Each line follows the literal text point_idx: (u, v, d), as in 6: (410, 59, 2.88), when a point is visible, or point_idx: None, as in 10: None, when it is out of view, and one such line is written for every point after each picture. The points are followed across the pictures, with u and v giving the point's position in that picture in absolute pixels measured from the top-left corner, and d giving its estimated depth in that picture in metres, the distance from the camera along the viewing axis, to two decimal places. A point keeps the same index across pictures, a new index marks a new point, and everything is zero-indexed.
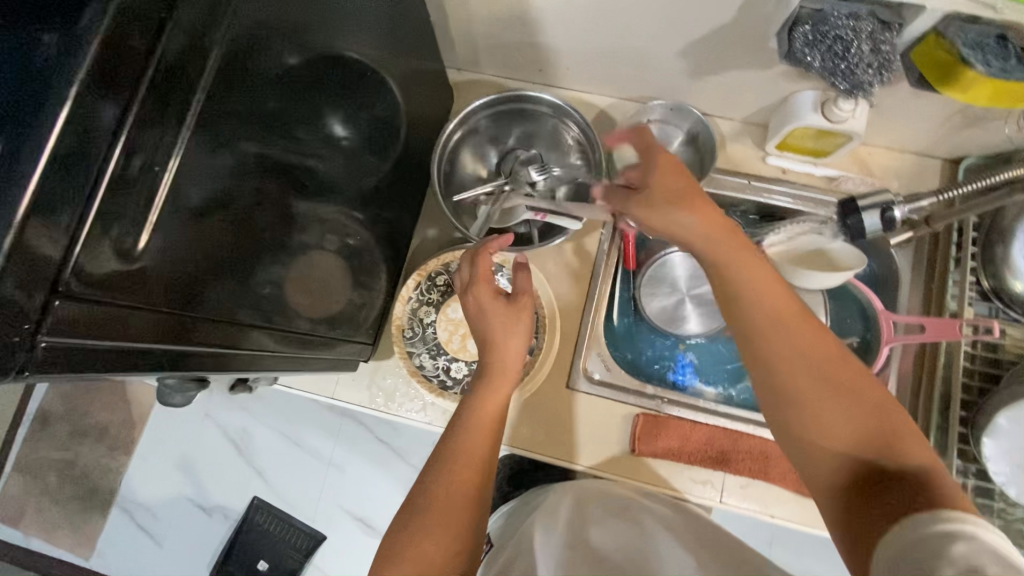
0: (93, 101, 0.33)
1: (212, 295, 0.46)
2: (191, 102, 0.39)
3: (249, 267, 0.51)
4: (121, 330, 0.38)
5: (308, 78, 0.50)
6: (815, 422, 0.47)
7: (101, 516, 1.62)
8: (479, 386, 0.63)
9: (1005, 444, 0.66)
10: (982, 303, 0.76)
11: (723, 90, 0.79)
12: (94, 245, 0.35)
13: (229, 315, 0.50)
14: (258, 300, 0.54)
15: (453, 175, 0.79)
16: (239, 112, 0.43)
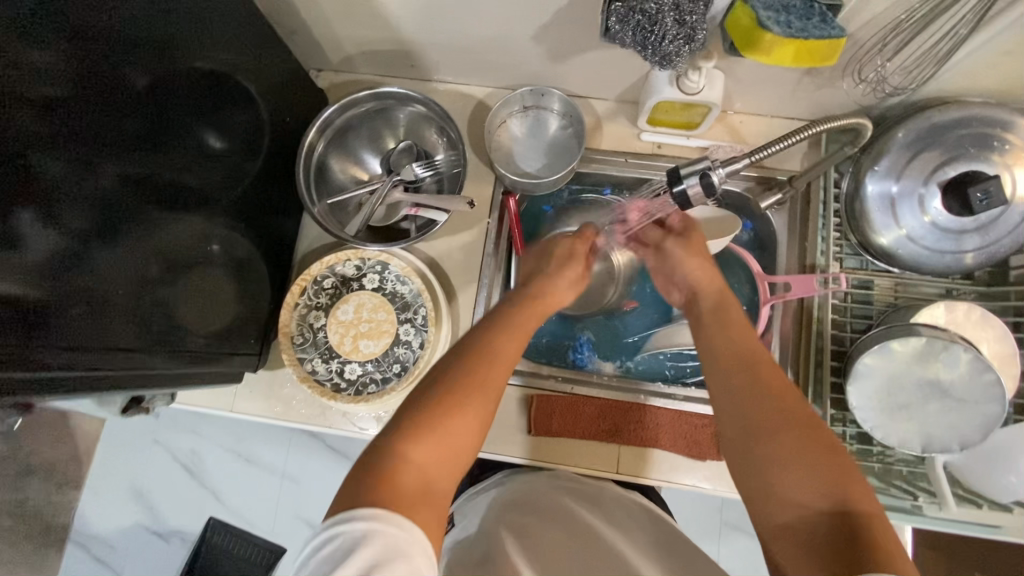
0: None
1: (91, 302, 0.53)
2: (49, 128, 0.47)
3: (130, 277, 0.58)
4: None
5: (162, 96, 0.58)
6: (775, 445, 0.50)
7: (56, 553, 1.60)
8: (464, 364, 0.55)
9: (867, 389, 0.67)
10: (853, 257, 0.79)
11: (587, 71, 0.80)
12: None
13: (108, 326, 0.55)
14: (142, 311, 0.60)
15: (326, 179, 0.79)
16: (97, 135, 0.51)
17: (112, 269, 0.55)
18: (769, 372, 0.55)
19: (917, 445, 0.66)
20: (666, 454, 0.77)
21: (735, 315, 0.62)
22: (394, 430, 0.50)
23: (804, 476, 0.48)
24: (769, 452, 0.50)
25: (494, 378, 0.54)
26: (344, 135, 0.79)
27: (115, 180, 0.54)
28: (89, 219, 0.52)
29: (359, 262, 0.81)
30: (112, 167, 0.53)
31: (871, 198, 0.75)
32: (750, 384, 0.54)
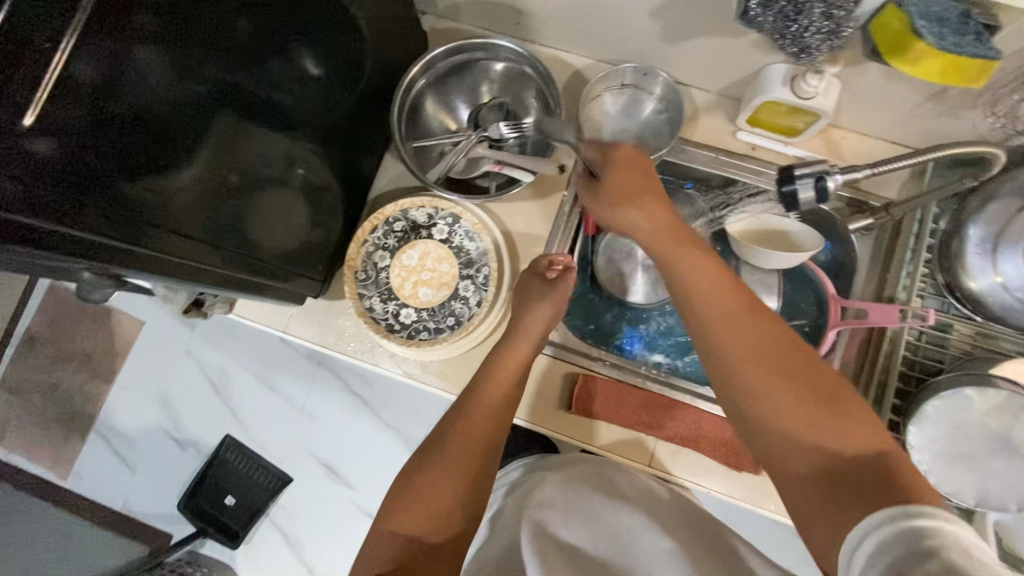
0: (105, 24, 0.41)
1: (180, 205, 0.54)
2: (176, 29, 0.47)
3: (211, 190, 0.57)
4: (59, 205, 0.42)
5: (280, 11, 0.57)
6: (766, 407, 0.48)
7: (80, 440, 1.67)
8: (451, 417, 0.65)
9: (931, 432, 0.65)
10: (936, 297, 0.74)
11: (696, 58, 0.77)
12: (86, 143, 0.43)
13: (194, 232, 0.57)
14: (220, 224, 0.60)
15: (417, 124, 0.79)
16: (211, 39, 0.50)
17: (203, 179, 0.56)
18: (759, 327, 0.50)
19: (970, 498, 0.64)
20: (701, 457, 0.77)
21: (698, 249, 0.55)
22: (393, 504, 0.58)
23: (810, 429, 0.45)
24: (772, 412, 0.47)
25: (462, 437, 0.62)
26: (442, 81, 0.78)
27: (219, 89, 0.53)
28: (190, 123, 0.51)
29: (431, 211, 0.81)
30: (217, 74, 0.52)
31: (971, 240, 0.72)
32: (743, 336, 0.50)
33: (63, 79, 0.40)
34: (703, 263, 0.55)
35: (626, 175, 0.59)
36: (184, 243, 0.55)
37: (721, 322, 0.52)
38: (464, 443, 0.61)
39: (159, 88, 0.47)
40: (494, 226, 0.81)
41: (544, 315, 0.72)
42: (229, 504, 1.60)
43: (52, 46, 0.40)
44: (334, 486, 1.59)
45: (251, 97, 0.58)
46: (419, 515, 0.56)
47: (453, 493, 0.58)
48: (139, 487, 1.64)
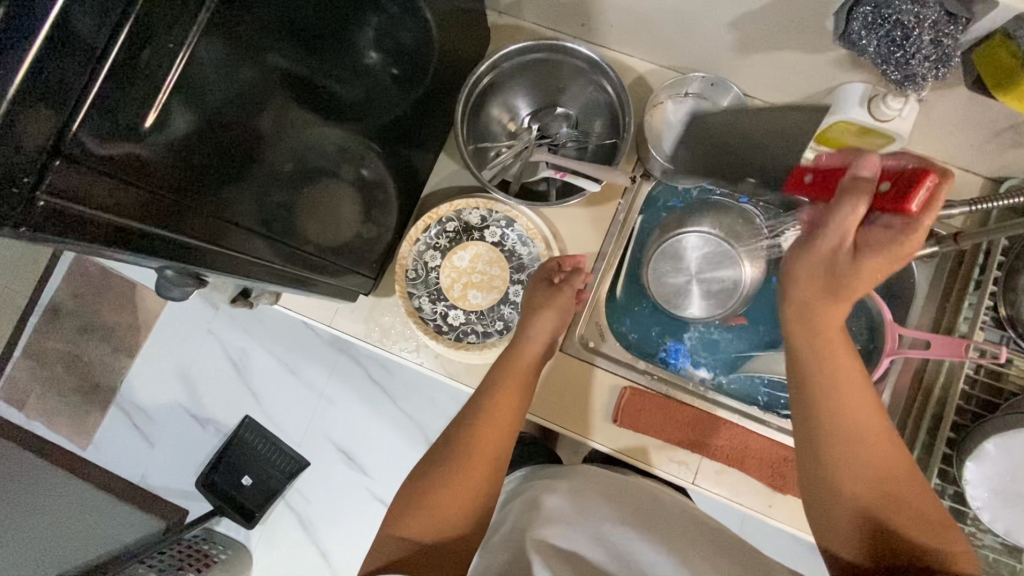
0: (212, 36, 0.41)
1: (252, 203, 0.54)
2: (264, 25, 0.45)
3: (275, 185, 0.57)
4: (156, 211, 0.43)
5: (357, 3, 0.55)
6: (843, 457, 0.50)
7: (100, 411, 1.68)
8: (468, 425, 0.66)
9: (989, 470, 0.64)
10: (994, 329, 0.73)
11: (768, 71, 0.75)
12: (185, 148, 0.43)
13: (262, 228, 0.57)
14: (280, 218, 0.60)
15: (478, 123, 0.77)
16: (291, 35, 0.49)
17: (272, 175, 0.56)
18: (859, 391, 0.51)
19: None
20: (744, 477, 0.76)
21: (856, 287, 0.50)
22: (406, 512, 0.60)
23: (876, 498, 0.49)
24: (844, 470, 0.50)
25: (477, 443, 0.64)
26: (507, 80, 0.76)
27: (294, 81, 0.52)
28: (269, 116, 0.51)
29: (484, 212, 0.80)
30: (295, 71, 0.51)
31: None
32: (836, 386, 0.51)
33: (179, 86, 0.40)
34: (843, 366, 0.52)
35: (892, 250, 0.47)
36: (254, 241, 0.56)
37: (841, 414, 0.51)
38: (476, 450, 0.63)
39: (245, 87, 0.46)
40: (547, 231, 0.80)
41: (549, 325, 0.73)
42: (246, 483, 1.61)
43: (175, 49, 0.39)
44: (350, 472, 1.59)
45: (321, 90, 0.57)
46: (434, 513, 0.59)
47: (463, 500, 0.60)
48: (157, 461, 1.65)
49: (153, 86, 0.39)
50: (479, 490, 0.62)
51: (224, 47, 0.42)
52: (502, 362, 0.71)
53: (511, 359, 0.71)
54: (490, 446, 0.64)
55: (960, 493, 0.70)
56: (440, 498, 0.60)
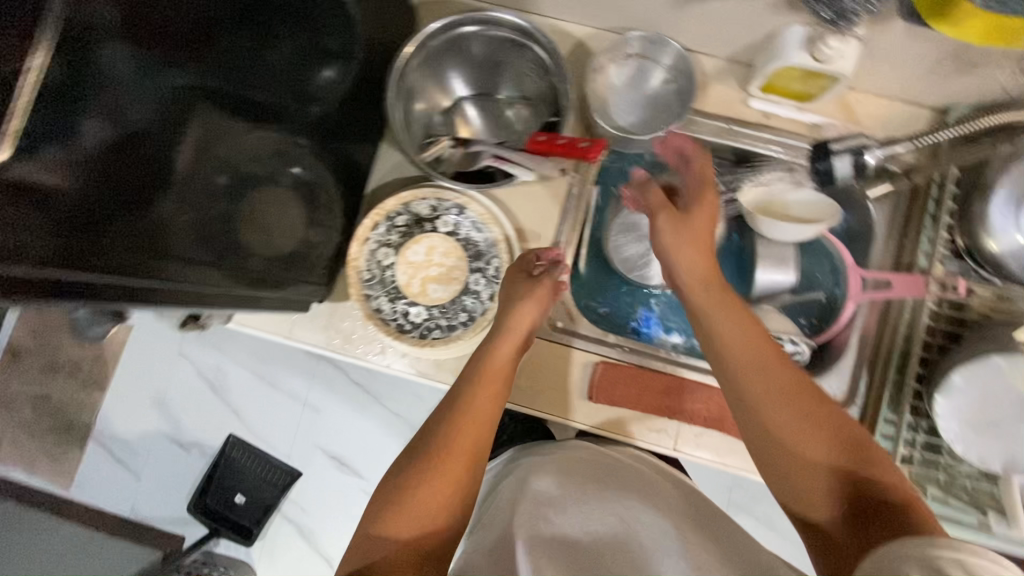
0: (64, 45, 0.37)
1: (171, 226, 0.51)
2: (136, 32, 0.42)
3: (195, 204, 0.54)
4: (44, 245, 0.39)
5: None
6: (774, 425, 0.53)
7: (79, 449, 1.63)
8: (446, 424, 0.60)
9: (958, 401, 0.65)
10: (954, 260, 0.74)
11: (707, 21, 0.73)
12: (62, 170, 0.40)
13: (187, 251, 0.54)
14: (210, 237, 0.57)
15: (412, 110, 0.73)
16: (177, 39, 0.46)
17: (187, 194, 0.52)
18: (777, 363, 0.55)
19: (997, 463, 0.65)
20: (724, 436, 0.76)
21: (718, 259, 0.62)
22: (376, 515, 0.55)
23: (823, 449, 0.51)
24: (778, 425, 0.53)
25: (455, 443, 0.58)
26: (437, 60, 0.72)
27: (202, 87, 0.50)
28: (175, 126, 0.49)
29: (434, 202, 0.77)
30: (189, 78, 0.48)
31: (999, 198, 0.69)
32: (751, 362, 0.55)
33: (37, 105, 0.37)
34: (732, 317, 0.58)
35: (705, 229, 0.65)
36: (192, 265, 0.55)
37: (762, 388, 0.54)
38: (455, 452, 0.57)
39: (126, 100, 0.43)
40: (502, 214, 0.77)
41: (532, 313, 0.69)
42: (240, 502, 1.58)
43: (24, 60, 0.36)
44: (344, 476, 1.58)
45: (229, 97, 0.54)
46: (405, 519, 0.54)
47: (440, 503, 0.55)
48: (146, 491, 1.62)
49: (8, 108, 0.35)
50: (457, 489, 0.56)
51: (84, 58, 0.39)
52: (475, 361, 0.67)
53: (483, 360, 0.66)
54: (471, 447, 0.59)
55: (933, 426, 0.72)
56: (423, 499, 0.55)
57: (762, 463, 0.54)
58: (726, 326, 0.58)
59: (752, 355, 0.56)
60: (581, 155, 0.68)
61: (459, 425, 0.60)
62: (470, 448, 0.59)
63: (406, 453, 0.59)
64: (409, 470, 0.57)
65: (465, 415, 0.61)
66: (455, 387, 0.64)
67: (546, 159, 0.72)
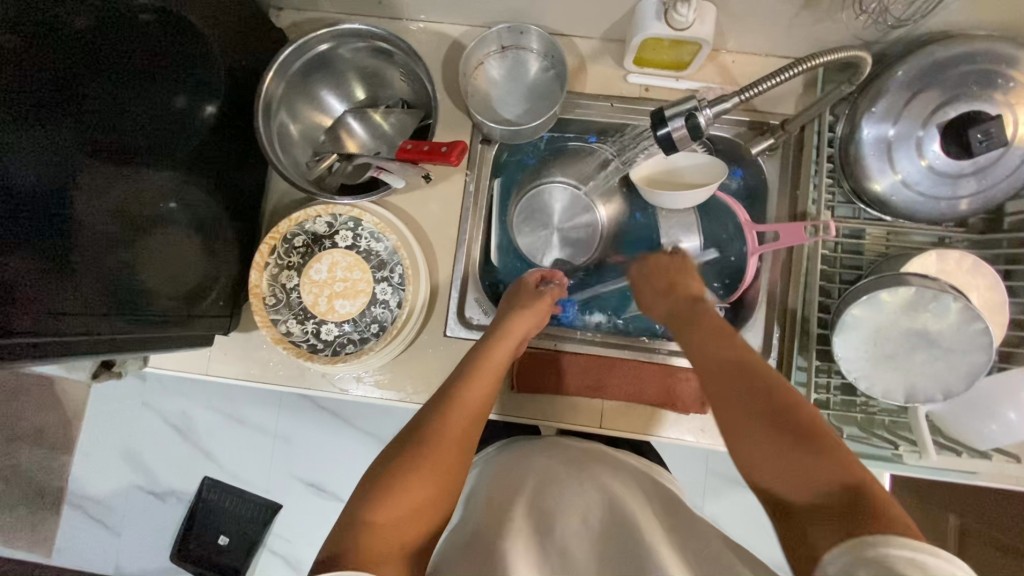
0: None
1: (55, 274, 0.53)
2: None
3: (89, 252, 0.56)
4: None
5: (108, 45, 0.55)
6: (751, 430, 0.49)
7: (54, 515, 1.61)
8: (440, 411, 0.61)
9: (851, 339, 0.66)
10: (845, 205, 0.76)
11: (568, 5, 0.73)
12: None
13: (76, 299, 0.55)
14: (109, 284, 0.58)
15: (288, 135, 0.73)
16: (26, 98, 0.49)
17: (72, 246, 0.54)
18: (755, 373, 0.52)
19: (900, 396, 0.65)
20: (648, 407, 0.77)
21: (713, 320, 0.60)
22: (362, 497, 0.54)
23: (799, 446, 0.47)
24: (760, 436, 0.49)
25: (453, 429, 0.60)
26: (305, 80, 0.73)
27: (61, 138, 0.52)
28: (36, 176, 0.50)
29: (329, 218, 0.77)
30: (54, 134, 0.51)
31: (866, 142, 0.70)
32: (737, 382, 0.52)
33: None
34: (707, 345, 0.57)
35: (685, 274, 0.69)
36: (80, 311, 0.56)
37: (744, 392, 0.51)
38: (454, 440, 0.59)
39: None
40: (399, 222, 0.78)
41: (528, 321, 0.72)
42: (224, 543, 1.58)
43: None
44: (325, 502, 1.57)
45: (105, 147, 0.56)
46: (401, 507, 0.53)
47: (430, 495, 0.55)
48: (129, 547, 1.61)
49: None
50: (446, 481, 0.57)
51: None
52: (470, 358, 0.68)
53: (478, 357, 0.68)
54: (461, 437, 0.60)
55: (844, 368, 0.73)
56: (412, 489, 0.54)
57: (747, 461, 0.50)
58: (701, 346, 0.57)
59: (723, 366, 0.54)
60: (443, 161, 0.68)
61: (453, 412, 0.61)
62: (466, 432, 0.62)
63: (406, 435, 0.59)
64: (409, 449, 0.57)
65: (466, 402, 0.63)
66: (455, 376, 0.66)
67: (418, 165, 0.72)
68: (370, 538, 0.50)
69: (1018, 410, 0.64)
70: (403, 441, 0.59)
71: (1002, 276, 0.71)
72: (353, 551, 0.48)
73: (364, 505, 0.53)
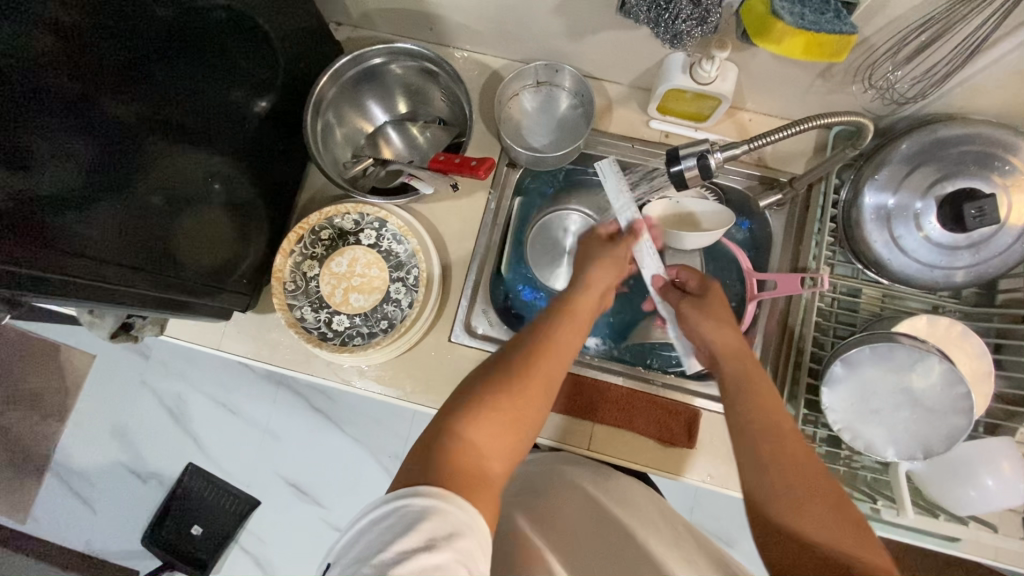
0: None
1: (100, 234, 0.57)
2: (59, 71, 0.50)
3: (132, 216, 0.60)
4: None
5: (180, 33, 0.60)
6: (780, 500, 0.51)
7: (35, 482, 1.61)
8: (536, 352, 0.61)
9: (839, 390, 0.68)
10: (844, 264, 0.79)
11: (602, 52, 0.80)
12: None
13: (119, 257, 0.59)
14: (147, 248, 0.63)
15: (332, 134, 0.79)
16: (102, 72, 0.54)
17: (117, 206, 0.58)
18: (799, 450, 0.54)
19: (882, 451, 0.67)
20: (636, 436, 0.78)
21: (762, 377, 0.61)
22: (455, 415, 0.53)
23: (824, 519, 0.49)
24: (790, 509, 0.50)
25: (548, 368, 0.60)
26: (355, 89, 0.79)
27: (129, 112, 0.57)
28: (101, 143, 0.55)
29: (357, 217, 0.82)
30: (119, 108, 0.56)
31: (867, 208, 0.75)
32: (773, 451, 0.53)
33: None
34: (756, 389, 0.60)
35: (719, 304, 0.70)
36: (121, 268, 0.60)
37: (778, 462, 0.53)
38: (549, 380, 0.59)
39: (55, 126, 0.51)
40: (419, 227, 0.82)
41: (608, 275, 0.72)
42: (197, 533, 1.56)
43: None
44: (304, 505, 1.55)
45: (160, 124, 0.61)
46: (490, 445, 0.52)
47: (516, 433, 0.54)
48: (102, 525, 1.59)
49: None
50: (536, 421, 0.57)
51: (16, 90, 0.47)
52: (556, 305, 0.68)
53: (566, 304, 0.68)
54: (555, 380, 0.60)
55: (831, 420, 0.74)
56: (501, 419, 0.54)
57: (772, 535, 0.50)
58: (743, 406, 0.58)
59: (767, 425, 0.56)
60: (471, 173, 0.73)
61: (549, 353, 0.61)
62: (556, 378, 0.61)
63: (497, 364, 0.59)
64: (501, 382, 0.56)
65: (553, 346, 0.62)
66: (544, 323, 0.65)
67: (447, 176, 0.77)
68: (462, 459, 0.49)
69: (996, 478, 0.65)
70: (492, 370, 0.58)
71: (991, 349, 0.74)
72: (452, 469, 0.48)
73: (460, 427, 0.52)
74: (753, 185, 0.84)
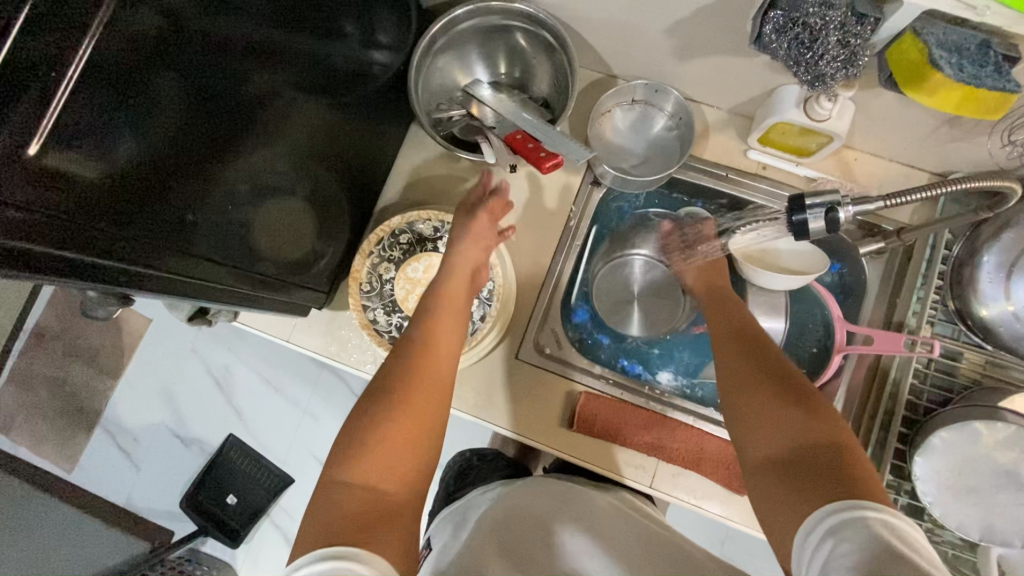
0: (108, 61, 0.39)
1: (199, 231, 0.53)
2: (183, 61, 0.45)
3: (224, 211, 0.56)
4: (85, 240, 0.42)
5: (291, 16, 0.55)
6: (746, 419, 0.53)
7: (85, 435, 1.67)
8: (411, 355, 0.63)
9: (936, 463, 0.64)
10: (946, 324, 0.73)
11: (708, 76, 0.76)
12: (107, 177, 0.42)
13: (211, 256, 0.56)
14: (231, 244, 0.59)
15: (430, 82, 0.80)
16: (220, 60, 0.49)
17: (219, 200, 0.54)
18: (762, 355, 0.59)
19: (974, 532, 0.64)
20: (699, 478, 0.76)
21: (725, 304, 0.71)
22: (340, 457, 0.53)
23: (786, 413, 0.51)
24: (751, 418, 0.53)
25: (433, 376, 0.61)
26: (464, 47, 0.79)
27: (231, 106, 0.52)
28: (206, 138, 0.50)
29: (437, 224, 0.81)
30: (231, 97, 0.51)
31: (985, 267, 0.71)
32: (746, 365, 0.58)
33: (92, 116, 0.39)
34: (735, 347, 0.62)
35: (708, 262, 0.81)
36: (213, 265, 0.56)
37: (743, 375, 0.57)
38: (433, 386, 0.61)
39: (173, 118, 0.45)
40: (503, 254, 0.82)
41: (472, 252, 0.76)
42: (230, 502, 1.60)
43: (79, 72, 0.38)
44: None
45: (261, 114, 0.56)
46: (378, 462, 0.52)
47: (412, 446, 0.54)
48: (144, 483, 1.65)
49: (80, 127, 0.39)
50: (423, 430, 0.56)
51: (146, 81, 0.42)
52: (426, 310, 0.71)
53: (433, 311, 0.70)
54: (441, 385, 0.61)
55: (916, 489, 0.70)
56: (387, 438, 0.54)
57: (739, 436, 0.54)
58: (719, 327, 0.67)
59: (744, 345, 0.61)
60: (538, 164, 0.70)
61: (422, 358, 0.63)
62: (443, 385, 0.62)
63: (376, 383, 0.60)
64: (372, 404, 0.57)
65: (429, 359, 0.63)
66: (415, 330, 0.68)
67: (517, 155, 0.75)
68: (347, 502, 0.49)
69: None
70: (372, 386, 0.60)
71: None
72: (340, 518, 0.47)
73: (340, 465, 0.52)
74: (852, 222, 0.79)
